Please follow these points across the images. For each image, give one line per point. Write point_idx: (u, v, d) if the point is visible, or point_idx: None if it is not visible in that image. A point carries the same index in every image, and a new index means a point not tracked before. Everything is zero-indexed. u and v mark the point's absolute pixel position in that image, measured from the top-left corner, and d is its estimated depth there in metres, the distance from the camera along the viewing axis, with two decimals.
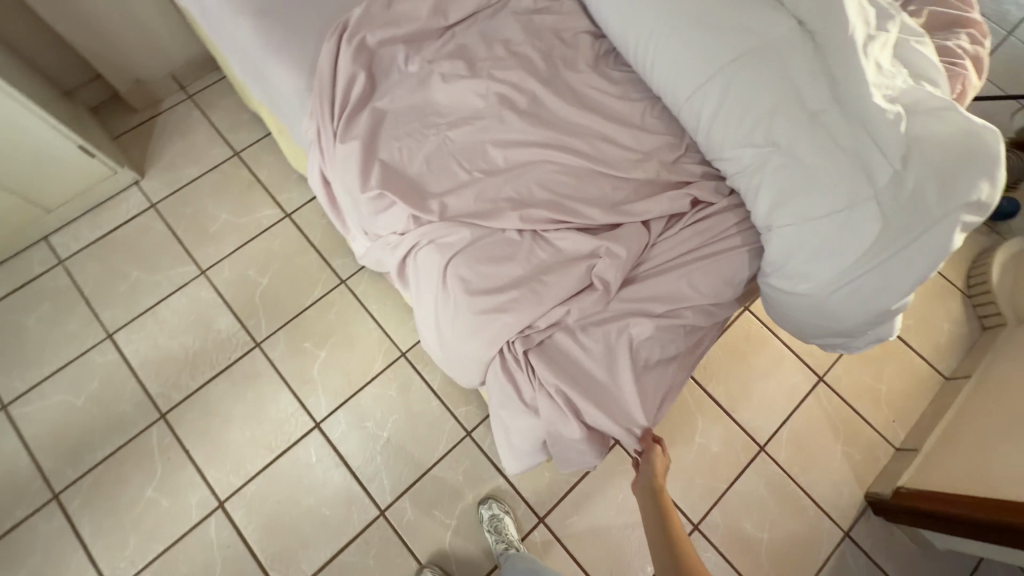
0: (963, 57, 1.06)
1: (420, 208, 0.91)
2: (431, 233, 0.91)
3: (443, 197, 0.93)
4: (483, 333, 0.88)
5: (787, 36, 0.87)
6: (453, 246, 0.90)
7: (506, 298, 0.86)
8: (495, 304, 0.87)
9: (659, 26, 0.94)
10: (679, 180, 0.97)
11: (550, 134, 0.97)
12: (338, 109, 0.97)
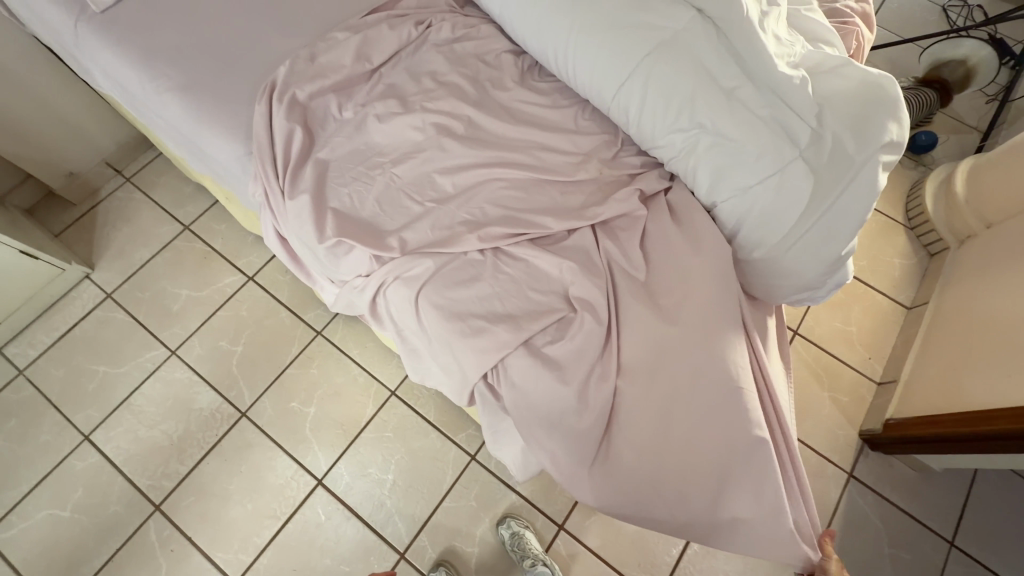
0: (851, 15, 1.16)
1: (380, 247, 0.92)
2: (396, 269, 0.91)
3: (401, 232, 0.94)
4: (466, 357, 0.89)
5: (689, 26, 0.93)
6: (420, 278, 0.91)
7: (482, 317, 0.88)
8: (472, 326, 0.88)
9: (574, 34, 0.98)
10: (623, 173, 1.01)
11: (492, 152, 1.00)
12: (281, 167, 0.97)
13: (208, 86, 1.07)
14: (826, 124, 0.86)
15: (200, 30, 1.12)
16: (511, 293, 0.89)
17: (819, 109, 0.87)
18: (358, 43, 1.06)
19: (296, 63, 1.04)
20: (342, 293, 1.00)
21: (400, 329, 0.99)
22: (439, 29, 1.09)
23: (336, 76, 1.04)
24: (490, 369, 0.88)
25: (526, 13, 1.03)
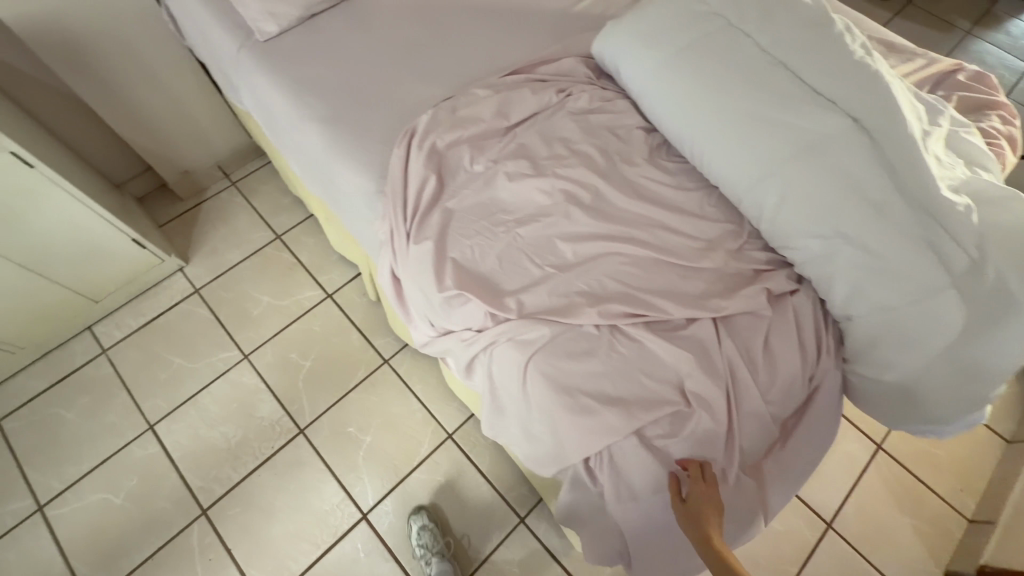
0: (999, 137, 1.12)
1: (497, 306, 0.91)
2: (510, 331, 0.90)
3: (517, 294, 0.93)
4: (567, 435, 0.86)
5: (842, 134, 0.91)
6: (533, 344, 0.89)
7: (593, 397, 0.85)
8: (579, 404, 0.85)
9: (718, 126, 1.00)
10: (748, 267, 0.97)
11: (616, 227, 1.00)
12: (410, 212, 0.99)
13: (350, 121, 1.11)
14: (989, 257, 0.81)
15: (350, 69, 1.18)
16: (625, 377, 0.86)
17: (982, 240, 0.82)
18: (498, 102, 1.10)
19: (438, 114, 1.08)
20: (444, 340, 1.01)
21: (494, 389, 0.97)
22: (576, 97, 1.12)
23: (471, 130, 1.07)
24: (594, 453, 0.84)
25: (669, 97, 1.05)
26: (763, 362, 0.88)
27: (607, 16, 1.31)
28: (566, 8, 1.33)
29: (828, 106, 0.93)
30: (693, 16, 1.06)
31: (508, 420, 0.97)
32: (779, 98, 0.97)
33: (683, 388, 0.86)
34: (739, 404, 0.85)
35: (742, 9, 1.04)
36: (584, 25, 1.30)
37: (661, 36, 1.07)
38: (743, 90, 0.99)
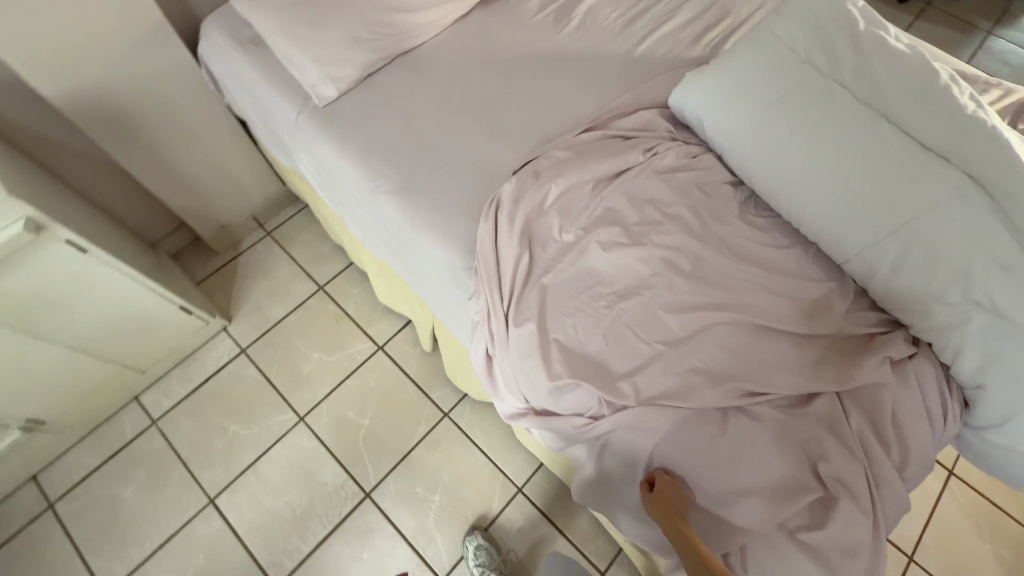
0: None
1: (612, 392, 0.88)
2: (629, 419, 0.86)
3: (629, 375, 0.89)
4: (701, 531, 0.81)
5: (957, 192, 0.86)
6: (656, 433, 0.85)
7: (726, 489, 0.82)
8: (713, 493, 0.82)
9: (822, 183, 0.95)
10: (861, 330, 0.94)
11: (721, 294, 0.96)
12: (507, 292, 0.96)
13: (426, 192, 1.06)
14: None
15: (418, 132, 1.13)
16: (757, 465, 0.82)
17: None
18: (579, 164, 1.05)
19: (520, 181, 1.03)
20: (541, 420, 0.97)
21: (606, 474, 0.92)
22: (660, 155, 1.08)
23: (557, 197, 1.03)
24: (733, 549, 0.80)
25: (762, 151, 1.01)
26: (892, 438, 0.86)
27: (670, 60, 1.27)
28: (627, 54, 1.29)
29: (943, 162, 0.89)
30: (781, 67, 1.03)
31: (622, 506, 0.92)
32: (889, 153, 0.92)
33: (819, 472, 0.82)
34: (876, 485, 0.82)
35: (834, 59, 1.00)
36: (648, 71, 1.26)
37: (748, 88, 1.04)
38: (847, 143, 0.94)
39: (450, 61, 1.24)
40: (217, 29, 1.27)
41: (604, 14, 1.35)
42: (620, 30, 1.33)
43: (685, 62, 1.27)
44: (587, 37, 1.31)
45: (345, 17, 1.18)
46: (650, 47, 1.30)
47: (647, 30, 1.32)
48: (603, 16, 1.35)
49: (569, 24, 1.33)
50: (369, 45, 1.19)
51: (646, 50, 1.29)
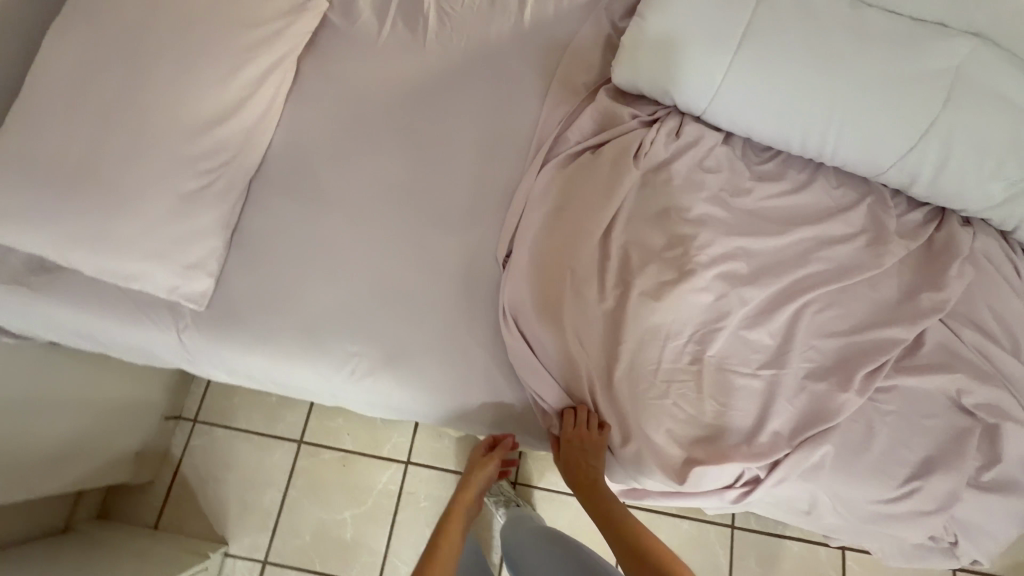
0: None
1: (758, 456, 0.77)
2: (792, 471, 0.76)
3: (759, 425, 0.78)
4: (895, 523, 0.78)
5: (973, 58, 0.77)
6: (819, 465, 0.77)
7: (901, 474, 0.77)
8: (892, 485, 0.77)
9: (833, 114, 0.82)
10: (919, 237, 0.88)
11: (787, 278, 0.84)
12: (579, 407, 0.81)
13: (418, 351, 0.82)
14: None
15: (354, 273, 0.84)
16: (911, 435, 0.78)
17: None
18: (571, 220, 0.85)
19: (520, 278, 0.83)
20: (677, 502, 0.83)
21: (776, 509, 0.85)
22: (645, 152, 0.87)
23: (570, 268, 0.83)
24: (933, 524, 0.77)
25: (752, 96, 0.83)
26: (999, 331, 0.83)
27: (572, 7, 0.98)
28: (518, 25, 0.98)
29: (945, 32, 0.78)
30: None
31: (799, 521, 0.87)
32: (891, 44, 0.79)
33: (960, 406, 0.79)
34: (1011, 387, 0.80)
35: None
36: (556, 37, 0.98)
37: (711, 27, 0.81)
38: (846, 55, 0.79)
39: (323, 152, 0.90)
40: None
41: None
42: None
43: (589, 2, 0.98)
44: (459, 25, 0.98)
45: (150, 170, 0.78)
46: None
47: None
48: None
49: (426, 17, 0.98)
50: (212, 193, 0.83)
51: (536, 6, 0.99)
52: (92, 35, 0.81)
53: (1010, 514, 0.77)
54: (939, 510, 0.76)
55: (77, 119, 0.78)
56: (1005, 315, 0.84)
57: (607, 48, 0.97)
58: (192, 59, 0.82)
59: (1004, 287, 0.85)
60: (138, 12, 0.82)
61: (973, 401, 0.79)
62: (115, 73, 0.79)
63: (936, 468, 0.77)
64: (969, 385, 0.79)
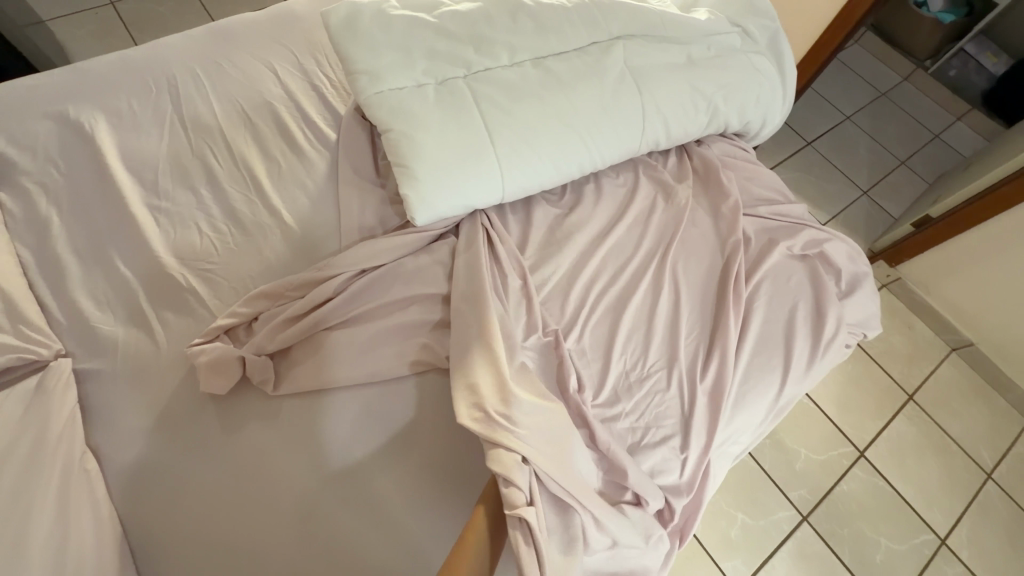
0: None
1: (695, 335, 0.95)
2: (708, 311, 0.97)
3: (687, 330, 0.95)
4: (822, 355, 0.97)
5: (629, 52, 1.00)
6: (724, 295, 0.97)
7: (797, 322, 0.98)
8: (801, 338, 0.97)
9: (587, 140, 0.96)
10: (683, 171, 1.11)
11: (646, 263, 1.00)
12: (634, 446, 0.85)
13: None
14: (739, 21, 1.11)
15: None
16: (783, 298, 1.00)
17: (728, 18, 1.11)
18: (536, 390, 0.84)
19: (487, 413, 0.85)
20: (718, 388, 0.90)
21: (774, 365, 0.95)
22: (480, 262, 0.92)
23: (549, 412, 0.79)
24: (839, 337, 0.99)
25: (529, 166, 0.93)
26: (765, 195, 1.11)
27: (319, 189, 0.99)
28: (288, 232, 0.94)
29: (602, 47, 0.99)
30: (446, 102, 0.90)
31: (800, 362, 0.96)
32: (580, 73, 0.96)
33: (788, 255, 1.04)
34: (799, 224, 1.08)
35: (455, 57, 0.92)
36: (328, 219, 0.96)
37: (460, 141, 0.88)
38: (561, 101, 0.94)
39: (206, 502, 0.73)
40: None
41: (193, 238, 0.91)
42: (236, 227, 0.93)
43: (331, 177, 1.00)
44: (232, 271, 0.89)
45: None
46: (287, 201, 0.97)
47: (253, 196, 0.96)
48: (197, 239, 0.91)
49: (190, 288, 0.86)
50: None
51: (290, 208, 0.96)
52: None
53: (862, 294, 1.03)
54: (834, 329, 0.98)
55: None
56: (757, 182, 1.13)
57: (382, 196, 0.98)
58: None
59: (745, 163, 1.14)
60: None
61: (791, 247, 1.04)
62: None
63: (807, 301, 1.00)
64: (782, 242, 1.04)
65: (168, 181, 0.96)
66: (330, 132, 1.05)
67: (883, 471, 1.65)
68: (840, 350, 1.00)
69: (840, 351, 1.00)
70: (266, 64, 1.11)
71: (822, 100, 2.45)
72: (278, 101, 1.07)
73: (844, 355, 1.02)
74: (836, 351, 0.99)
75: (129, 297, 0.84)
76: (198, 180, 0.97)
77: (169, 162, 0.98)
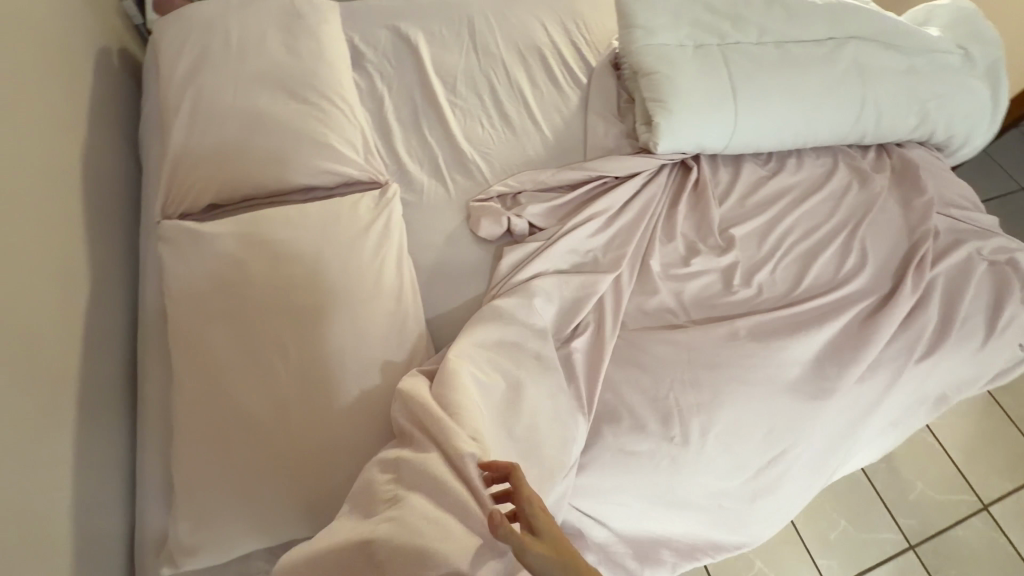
0: None
1: (876, 293, 1.04)
2: (888, 281, 1.06)
3: (866, 292, 1.04)
4: (991, 346, 1.04)
5: (860, 50, 1.16)
6: (912, 269, 1.05)
7: (975, 313, 1.04)
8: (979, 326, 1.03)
9: (810, 115, 1.12)
10: (878, 166, 1.23)
11: (839, 228, 1.12)
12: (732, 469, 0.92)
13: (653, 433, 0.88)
14: (965, 44, 1.23)
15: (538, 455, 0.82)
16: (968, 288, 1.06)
17: (954, 41, 1.24)
18: (574, 369, 0.89)
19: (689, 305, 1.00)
20: (892, 346, 0.99)
21: (948, 351, 1.01)
22: (688, 195, 1.12)
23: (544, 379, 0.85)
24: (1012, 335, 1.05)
25: (758, 124, 1.11)
26: (956, 202, 1.20)
27: (571, 115, 1.23)
28: (545, 140, 1.18)
29: (836, 42, 1.16)
30: (703, 61, 1.11)
31: (968, 352, 1.03)
32: (815, 59, 1.14)
33: (974, 255, 1.10)
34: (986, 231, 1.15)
35: (714, 29, 1.14)
36: (575, 138, 1.20)
37: (710, 93, 1.08)
38: (798, 77, 1.12)
39: (471, 308, 0.97)
40: None
41: (477, 128, 1.18)
42: (508, 128, 1.19)
43: (580, 108, 1.25)
44: (502, 158, 1.15)
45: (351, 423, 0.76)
46: (546, 118, 1.22)
47: (521, 109, 1.23)
48: (480, 130, 1.18)
49: (475, 160, 1.13)
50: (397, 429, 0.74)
51: (548, 123, 1.21)
52: (223, 325, 0.81)
53: None
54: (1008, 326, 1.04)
55: (276, 381, 0.77)
56: (948, 189, 1.21)
57: (621, 128, 1.20)
58: (335, 282, 0.84)
59: (940, 171, 1.24)
60: (257, 274, 0.83)
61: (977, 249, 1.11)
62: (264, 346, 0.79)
63: (985, 295, 1.06)
64: (967, 242, 1.11)
65: (462, 86, 1.25)
66: (582, 76, 1.30)
67: (1007, 531, 1.58)
68: (1009, 348, 1.06)
69: (1009, 350, 1.06)
70: (537, 17, 1.39)
71: (999, 167, 2.39)
72: (544, 46, 1.34)
73: (1010, 356, 1.07)
74: (1007, 348, 1.05)
75: (433, 157, 1.13)
76: (483, 90, 1.25)
77: (464, 74, 1.27)
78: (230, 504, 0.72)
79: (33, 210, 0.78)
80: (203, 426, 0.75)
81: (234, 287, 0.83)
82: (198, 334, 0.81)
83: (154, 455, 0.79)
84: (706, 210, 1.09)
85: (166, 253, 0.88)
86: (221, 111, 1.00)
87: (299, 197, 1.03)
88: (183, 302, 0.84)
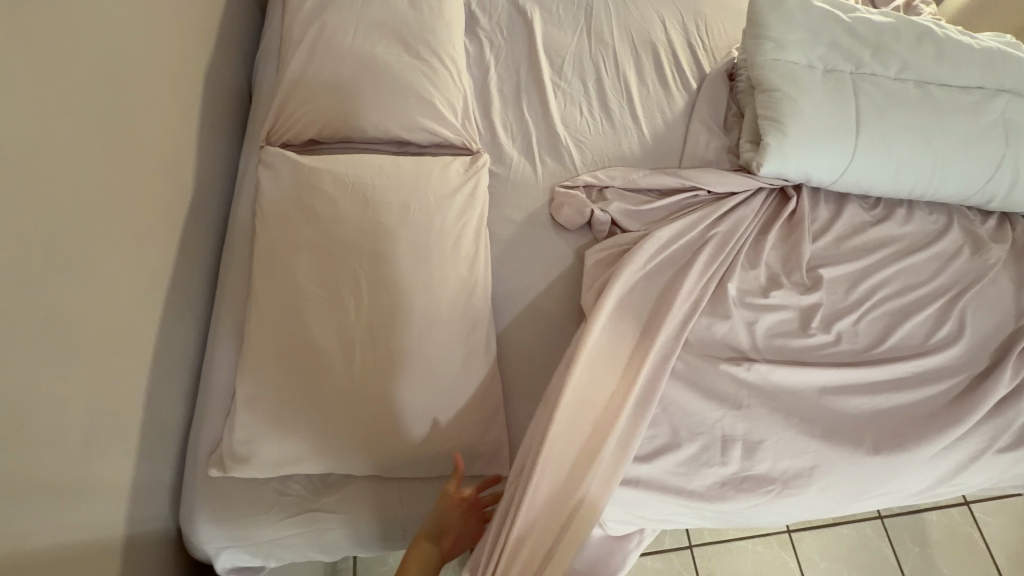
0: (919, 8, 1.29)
1: (965, 371, 0.96)
2: (983, 362, 0.97)
3: (954, 368, 0.96)
4: None
5: (1010, 106, 1.05)
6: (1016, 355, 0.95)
7: None
8: None
9: (936, 166, 1.04)
10: (999, 236, 1.12)
11: (938, 293, 1.03)
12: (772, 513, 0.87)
13: (693, 458, 0.85)
14: None
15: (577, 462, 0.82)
16: None
17: None
18: (628, 379, 0.86)
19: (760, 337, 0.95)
20: (972, 431, 0.91)
21: None
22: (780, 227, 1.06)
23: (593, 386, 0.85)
24: None
25: (875, 165, 1.03)
26: None
27: (674, 119, 1.19)
28: (643, 140, 1.15)
29: (985, 92, 1.06)
30: (831, 86, 1.04)
31: None
32: (957, 106, 1.04)
33: None
34: None
35: (850, 55, 1.07)
36: (673, 144, 1.16)
37: (830, 122, 1.02)
38: (932, 122, 1.03)
39: (535, 292, 0.96)
40: (225, 507, 0.76)
41: (576, 115, 1.16)
42: (607, 120, 1.16)
43: (685, 114, 1.20)
44: (595, 149, 1.12)
45: (404, 375, 0.78)
46: (647, 118, 1.18)
47: (624, 103, 1.19)
48: (578, 116, 1.16)
49: (567, 146, 1.11)
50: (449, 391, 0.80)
51: (648, 123, 1.17)
52: (302, 254, 0.84)
53: None
54: None
55: (344, 317, 0.80)
56: None
57: (724, 142, 1.15)
58: (413, 236, 0.86)
59: None
60: (342, 213, 0.86)
61: None
62: (336, 283, 0.82)
63: None
64: None
65: (568, 69, 1.22)
66: (694, 81, 1.24)
67: None
68: None
69: None
70: (658, 12, 1.34)
71: None
72: (660, 43, 1.29)
73: None
74: None
75: (526, 135, 1.12)
76: (589, 77, 1.22)
77: (573, 57, 1.24)
78: (282, 422, 0.76)
79: (160, 114, 0.83)
80: (270, 345, 0.80)
81: (320, 221, 0.86)
82: (278, 259, 0.85)
83: (221, 363, 0.84)
84: (797, 245, 1.03)
85: (265, 177, 0.92)
86: (338, 52, 1.03)
87: (393, 147, 1.06)
88: (271, 227, 0.88)
